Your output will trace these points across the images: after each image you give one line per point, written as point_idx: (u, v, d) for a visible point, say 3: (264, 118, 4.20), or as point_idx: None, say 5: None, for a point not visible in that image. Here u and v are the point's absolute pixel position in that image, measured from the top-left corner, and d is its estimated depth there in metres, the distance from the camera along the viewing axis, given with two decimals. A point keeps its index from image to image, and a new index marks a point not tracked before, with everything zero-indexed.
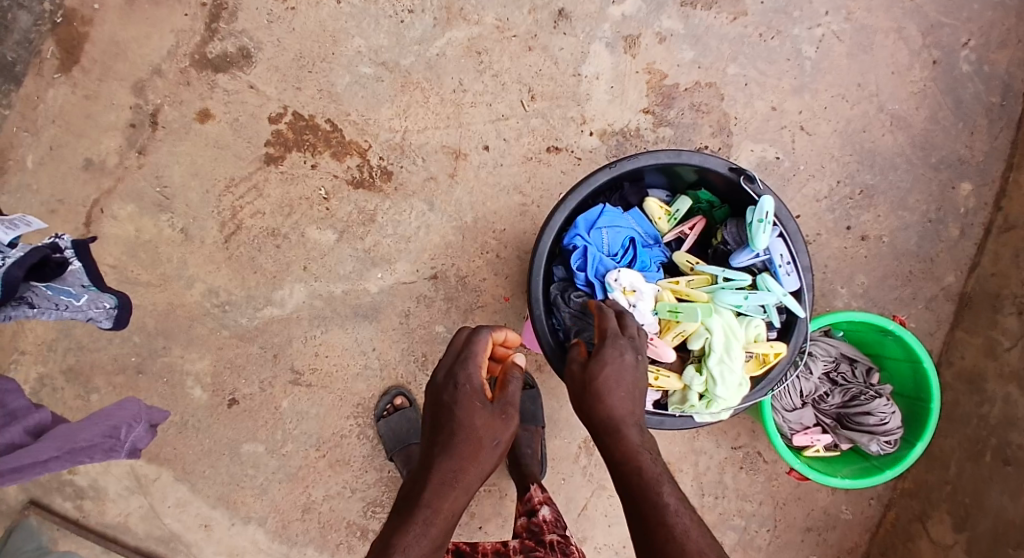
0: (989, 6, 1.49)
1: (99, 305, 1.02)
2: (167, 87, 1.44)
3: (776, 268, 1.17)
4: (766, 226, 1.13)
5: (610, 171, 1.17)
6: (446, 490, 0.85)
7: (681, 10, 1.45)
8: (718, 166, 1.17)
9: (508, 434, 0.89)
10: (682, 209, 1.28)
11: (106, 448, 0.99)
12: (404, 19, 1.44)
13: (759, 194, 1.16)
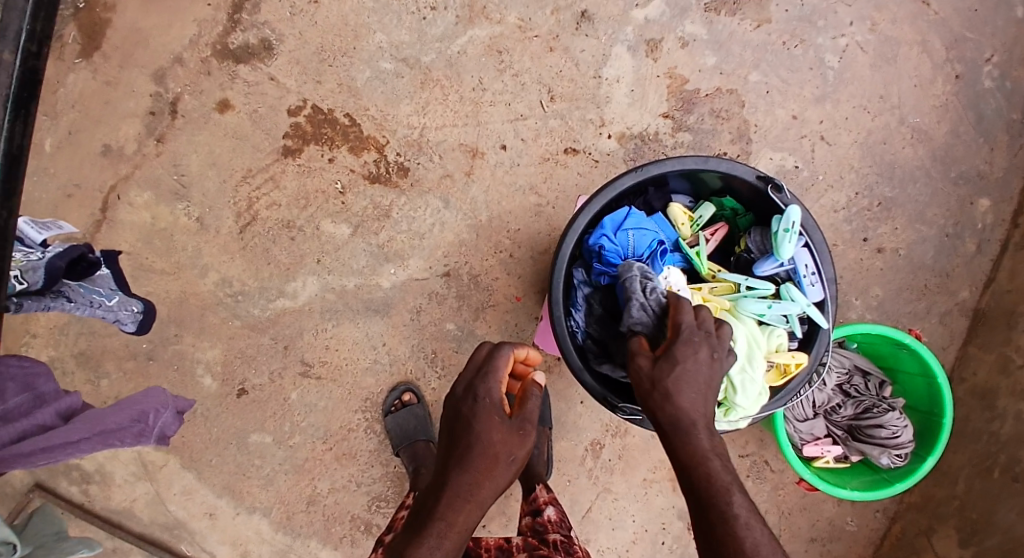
0: (1018, 20, 1.47)
1: (128, 308, 1.06)
2: (188, 77, 1.44)
3: (801, 278, 1.18)
4: (793, 236, 1.13)
5: (636, 176, 1.17)
6: (460, 503, 0.82)
7: (705, 16, 1.44)
8: (745, 174, 1.17)
9: (525, 451, 0.85)
10: (705, 215, 1.27)
11: (133, 435, 0.99)
12: (426, 16, 1.43)
13: (786, 204, 1.16)
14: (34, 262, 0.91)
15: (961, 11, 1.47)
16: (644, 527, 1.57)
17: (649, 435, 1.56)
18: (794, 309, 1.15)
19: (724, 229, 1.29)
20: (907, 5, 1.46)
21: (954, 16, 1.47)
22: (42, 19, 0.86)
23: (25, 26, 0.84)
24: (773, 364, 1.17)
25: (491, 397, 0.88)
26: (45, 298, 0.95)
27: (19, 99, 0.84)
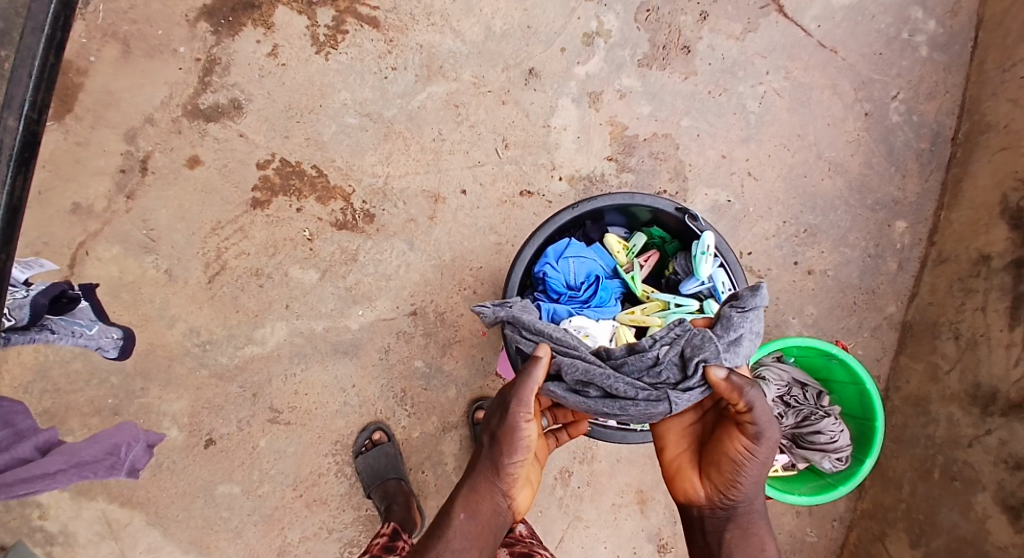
0: (918, 62, 1.68)
1: (108, 335, 1.29)
2: (159, 135, 1.50)
3: (720, 294, 1.31)
4: (708, 257, 1.28)
5: (574, 211, 1.30)
6: (459, 490, 1.04)
7: (639, 70, 1.61)
8: (666, 207, 1.31)
9: (501, 422, 1.03)
10: (638, 244, 1.40)
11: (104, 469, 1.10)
12: (388, 75, 1.56)
13: (702, 231, 1.31)
14: (21, 300, 1.12)
15: (866, 57, 1.68)
16: (615, 552, 1.62)
17: (615, 461, 1.62)
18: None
19: (655, 255, 1.41)
20: (816, 54, 1.67)
21: (860, 61, 1.67)
22: (43, 90, 0.90)
23: (29, 95, 0.88)
24: None
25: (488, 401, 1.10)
26: (32, 333, 1.16)
27: (23, 158, 0.88)
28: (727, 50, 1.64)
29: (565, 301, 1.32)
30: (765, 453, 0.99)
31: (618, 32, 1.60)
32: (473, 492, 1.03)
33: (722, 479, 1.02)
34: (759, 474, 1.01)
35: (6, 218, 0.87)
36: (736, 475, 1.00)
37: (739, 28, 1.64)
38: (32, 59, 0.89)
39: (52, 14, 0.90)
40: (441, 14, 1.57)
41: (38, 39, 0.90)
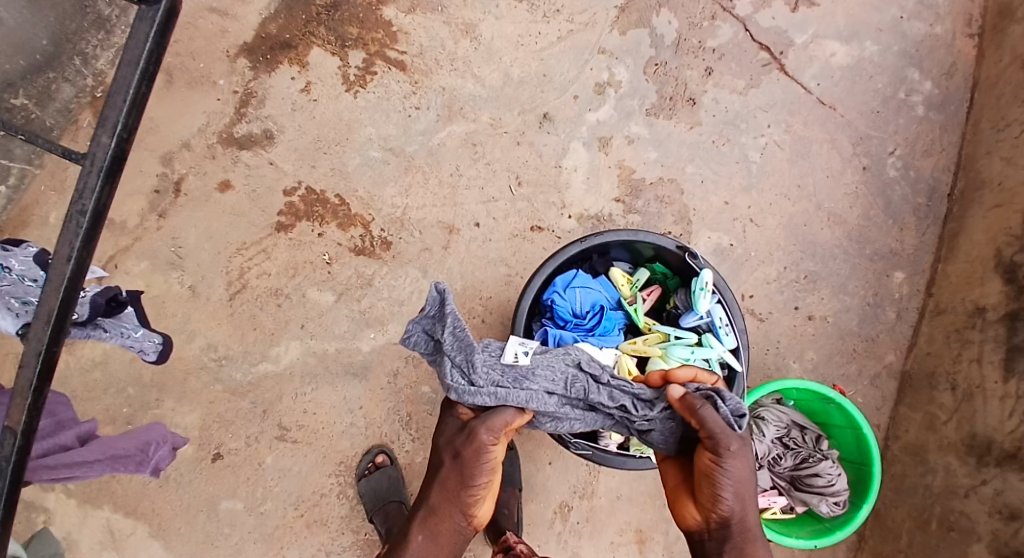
0: (914, 121, 1.77)
1: (150, 340, 1.31)
2: (194, 160, 1.60)
3: (718, 329, 1.35)
4: (706, 292, 1.34)
5: (581, 244, 1.36)
6: (419, 510, 1.05)
7: (647, 118, 1.71)
8: (668, 245, 1.37)
9: (461, 450, 1.03)
10: (642, 278, 1.46)
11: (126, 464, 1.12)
12: (411, 114, 1.66)
13: (701, 267, 1.36)
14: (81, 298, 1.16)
15: (864, 114, 1.77)
16: None
17: (615, 497, 1.63)
18: (713, 353, 1.33)
19: (657, 290, 1.46)
20: (816, 111, 1.76)
21: (859, 118, 1.77)
22: (133, 115, 0.99)
23: (121, 118, 0.98)
24: None
25: (453, 418, 1.08)
26: (87, 329, 1.20)
27: (111, 170, 0.98)
28: (731, 104, 1.74)
29: (570, 328, 1.37)
30: (728, 461, 0.97)
31: (628, 83, 1.71)
32: (432, 514, 1.03)
33: (704, 498, 1.00)
34: (738, 485, 0.98)
35: (91, 220, 0.97)
36: (713, 490, 0.98)
37: (742, 84, 1.75)
38: (126, 92, 0.97)
39: (148, 47, 0.99)
40: (464, 60, 1.69)
41: (132, 71, 0.98)
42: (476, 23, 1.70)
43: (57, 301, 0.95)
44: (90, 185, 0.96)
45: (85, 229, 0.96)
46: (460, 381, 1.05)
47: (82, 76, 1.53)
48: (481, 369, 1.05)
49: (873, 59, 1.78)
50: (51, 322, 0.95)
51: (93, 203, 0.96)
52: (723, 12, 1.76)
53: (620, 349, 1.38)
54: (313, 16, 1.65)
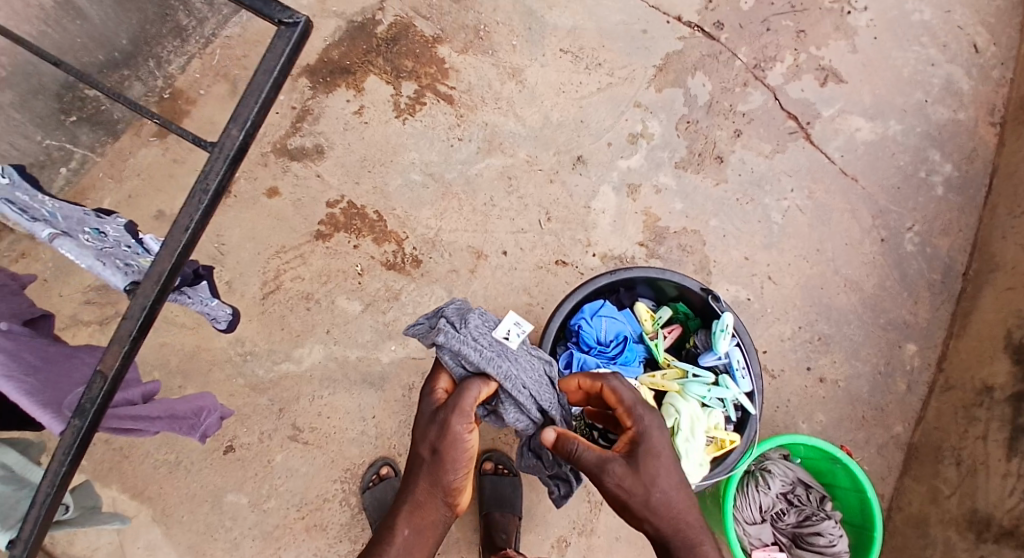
0: (933, 200, 1.85)
1: (222, 312, 1.22)
2: (247, 165, 1.70)
3: (734, 370, 1.40)
4: (726, 335, 1.38)
5: (611, 277, 1.43)
6: (403, 504, 1.00)
7: (675, 171, 1.81)
8: (692, 286, 1.44)
9: (436, 438, 0.99)
10: (664, 316, 1.51)
11: (180, 424, 1.12)
12: (454, 144, 1.76)
13: (722, 310, 1.42)
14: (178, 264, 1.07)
15: (885, 189, 1.85)
16: None
17: (613, 537, 1.64)
18: (729, 394, 1.36)
19: (677, 329, 1.51)
20: (838, 181, 1.84)
21: (880, 192, 1.85)
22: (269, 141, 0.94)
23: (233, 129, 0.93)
24: (712, 438, 1.35)
25: (429, 404, 1.05)
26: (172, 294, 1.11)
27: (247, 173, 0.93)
28: (757, 166, 1.83)
29: (594, 354, 1.43)
30: (615, 494, 0.95)
31: (660, 136, 1.82)
32: (416, 506, 0.99)
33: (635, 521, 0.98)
34: (643, 506, 0.94)
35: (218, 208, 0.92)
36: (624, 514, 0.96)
37: (769, 148, 1.84)
38: (260, 91, 0.77)
39: (283, 63, 0.77)
40: (508, 100, 1.80)
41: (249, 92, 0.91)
42: (522, 68, 1.83)
43: (170, 264, 0.76)
44: (213, 167, 0.76)
45: (208, 200, 0.76)
46: (449, 329, 1.09)
47: (153, 77, 1.65)
48: (473, 328, 1.09)
49: (896, 138, 1.87)
50: (161, 277, 0.76)
51: (215, 182, 0.76)
52: (755, 81, 1.87)
53: (639, 380, 1.42)
54: (373, 46, 1.78)
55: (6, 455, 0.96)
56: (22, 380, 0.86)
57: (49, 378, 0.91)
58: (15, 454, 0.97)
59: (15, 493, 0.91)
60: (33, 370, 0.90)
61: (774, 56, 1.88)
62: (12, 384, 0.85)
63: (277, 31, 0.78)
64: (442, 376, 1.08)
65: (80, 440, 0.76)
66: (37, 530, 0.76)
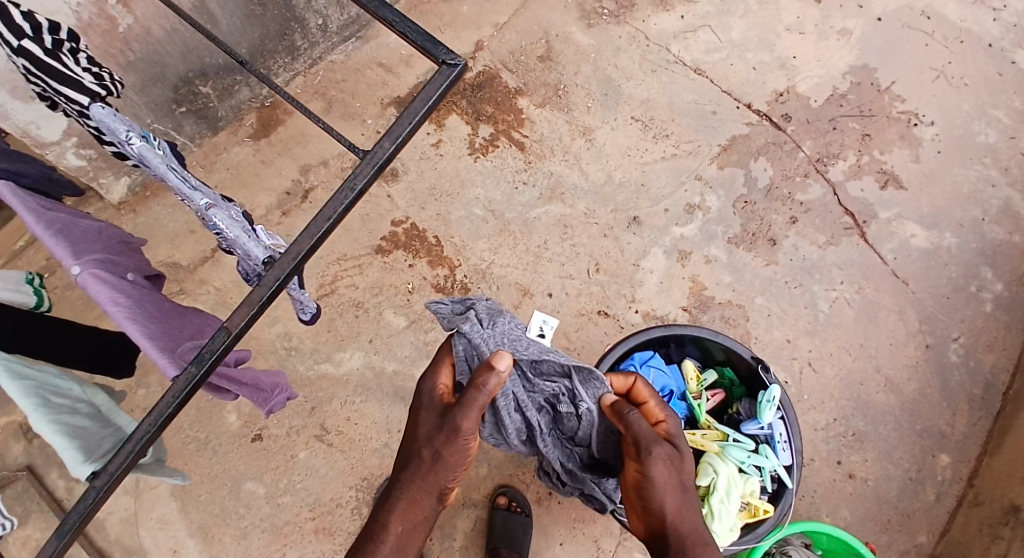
0: (982, 315, 1.85)
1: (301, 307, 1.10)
2: (327, 175, 1.82)
3: (775, 442, 1.41)
4: (772, 406, 1.38)
5: (666, 330, 1.45)
6: (395, 502, 0.97)
7: (727, 245, 1.86)
8: (743, 352, 1.44)
9: (442, 441, 0.95)
10: (709, 379, 1.51)
11: (259, 396, 1.10)
12: (518, 187, 1.86)
13: (770, 382, 1.41)
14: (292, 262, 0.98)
15: (935, 296, 1.86)
16: None
17: None
18: (766, 463, 1.38)
19: (720, 394, 1.52)
20: (888, 281, 1.86)
21: (928, 298, 1.86)
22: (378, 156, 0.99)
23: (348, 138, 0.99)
24: (746, 504, 1.36)
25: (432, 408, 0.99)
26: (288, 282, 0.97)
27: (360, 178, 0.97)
28: (809, 254, 1.87)
29: None
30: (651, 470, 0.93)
31: (716, 211, 1.89)
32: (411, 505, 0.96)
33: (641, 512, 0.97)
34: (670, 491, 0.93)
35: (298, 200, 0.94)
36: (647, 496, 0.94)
37: (823, 239, 1.88)
38: (413, 116, 0.83)
39: (438, 94, 0.83)
40: (575, 155, 1.90)
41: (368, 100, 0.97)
42: (594, 128, 1.93)
43: (310, 246, 0.78)
44: (362, 170, 0.81)
45: (352, 199, 0.80)
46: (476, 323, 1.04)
47: None
48: (501, 330, 1.05)
49: (950, 249, 1.89)
50: (299, 255, 0.78)
51: (362, 183, 0.80)
52: (815, 173, 1.93)
53: None
54: (460, 88, 1.92)
55: (97, 395, 0.95)
56: (145, 321, 0.85)
57: (167, 328, 0.90)
58: (103, 396, 0.97)
59: (102, 430, 0.90)
60: (156, 316, 0.89)
61: (837, 154, 1.95)
62: (135, 321, 0.84)
63: (438, 70, 0.84)
64: (443, 370, 1.02)
65: (191, 387, 0.76)
66: (121, 469, 0.75)
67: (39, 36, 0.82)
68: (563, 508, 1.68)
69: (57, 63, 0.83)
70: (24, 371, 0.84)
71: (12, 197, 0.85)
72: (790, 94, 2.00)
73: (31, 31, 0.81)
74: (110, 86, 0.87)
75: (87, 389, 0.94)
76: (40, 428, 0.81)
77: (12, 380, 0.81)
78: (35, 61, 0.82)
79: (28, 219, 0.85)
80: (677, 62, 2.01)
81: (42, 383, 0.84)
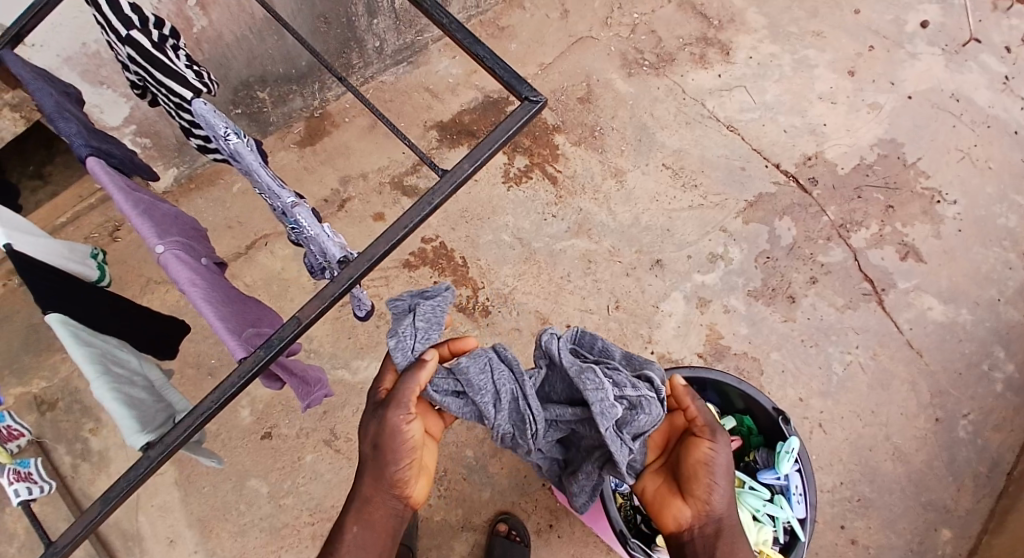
0: (992, 393, 1.86)
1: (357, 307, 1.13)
2: (365, 189, 1.88)
3: (790, 494, 1.37)
4: (790, 459, 1.34)
5: (689, 372, 1.43)
6: (352, 505, 1.02)
7: (747, 297, 1.89)
8: (764, 402, 1.40)
9: (377, 436, 0.98)
10: (727, 425, 1.47)
11: (305, 390, 1.04)
12: (547, 219, 1.92)
13: (789, 433, 1.38)
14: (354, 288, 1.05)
15: (947, 370, 1.87)
16: None
17: None
18: (781, 514, 1.34)
19: (738, 441, 1.48)
20: (902, 350, 1.88)
21: (941, 371, 1.87)
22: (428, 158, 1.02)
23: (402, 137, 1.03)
24: None
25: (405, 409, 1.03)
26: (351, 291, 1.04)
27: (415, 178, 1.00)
28: (827, 315, 1.90)
29: None
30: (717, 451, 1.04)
31: (738, 263, 1.93)
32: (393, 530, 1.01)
33: (699, 490, 1.03)
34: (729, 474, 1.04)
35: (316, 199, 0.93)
36: (710, 475, 1.02)
37: (841, 302, 1.91)
38: (492, 143, 0.86)
39: (516, 128, 0.87)
40: (606, 195, 1.96)
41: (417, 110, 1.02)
42: (626, 171, 1.99)
43: (383, 249, 0.82)
44: (440, 187, 0.84)
45: (427, 213, 0.84)
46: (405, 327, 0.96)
47: None
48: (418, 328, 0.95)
49: (965, 326, 1.92)
50: (374, 258, 0.82)
51: (439, 199, 0.84)
52: (838, 238, 1.97)
53: None
54: (500, 120, 1.99)
55: (151, 370, 1.00)
56: (217, 303, 0.88)
57: (237, 310, 0.94)
58: (157, 372, 1.01)
59: (155, 404, 0.94)
60: (228, 298, 0.93)
61: (861, 221, 1.99)
62: (209, 302, 0.87)
63: (519, 104, 0.87)
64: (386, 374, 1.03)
65: (256, 369, 0.80)
66: (177, 443, 0.79)
67: (146, 29, 0.87)
68: (562, 542, 1.67)
69: (162, 56, 0.88)
70: (90, 338, 0.87)
71: (103, 174, 0.87)
72: (818, 159, 2.06)
73: (138, 22, 0.87)
74: (205, 80, 0.93)
75: (143, 362, 0.98)
76: (100, 395, 0.84)
77: (79, 346, 0.84)
78: (142, 52, 0.87)
79: (116, 195, 0.87)
80: (712, 117, 2.08)
81: (105, 353, 0.88)
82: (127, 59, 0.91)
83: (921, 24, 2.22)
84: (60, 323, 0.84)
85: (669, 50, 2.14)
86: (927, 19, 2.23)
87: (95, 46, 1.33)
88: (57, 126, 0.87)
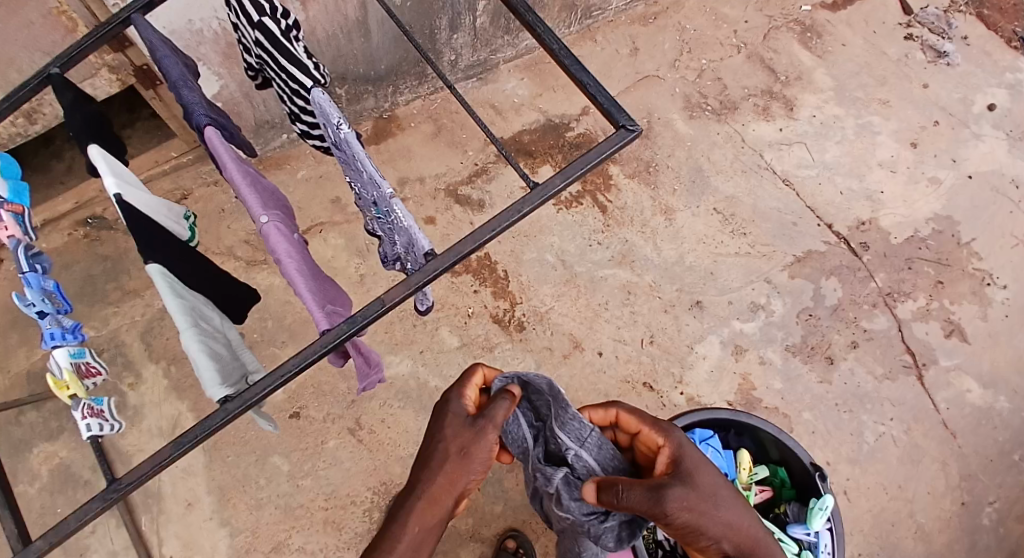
0: (1019, 483, 1.80)
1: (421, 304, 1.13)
2: (420, 192, 1.92)
3: (818, 551, 1.33)
4: (823, 515, 1.30)
5: (732, 415, 1.41)
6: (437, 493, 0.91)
7: (784, 351, 1.88)
8: (803, 456, 1.38)
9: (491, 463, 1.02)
10: (760, 474, 1.45)
11: (364, 370, 1.00)
12: (594, 245, 1.93)
13: (824, 491, 1.35)
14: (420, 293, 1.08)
15: (979, 454, 1.82)
16: None
17: None
18: None
19: (769, 491, 1.46)
20: (936, 428, 1.84)
21: (972, 454, 1.82)
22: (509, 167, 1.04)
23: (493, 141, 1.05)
24: None
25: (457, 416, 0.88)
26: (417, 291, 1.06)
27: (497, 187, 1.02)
28: (864, 382, 1.87)
29: None
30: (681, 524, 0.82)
31: (780, 315, 1.91)
32: (432, 502, 0.83)
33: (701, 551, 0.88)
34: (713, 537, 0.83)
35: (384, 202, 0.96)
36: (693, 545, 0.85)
37: (880, 371, 1.88)
38: (586, 162, 0.88)
39: (611, 150, 0.89)
40: (653, 230, 1.97)
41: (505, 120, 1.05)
42: (676, 210, 2.00)
43: (470, 247, 0.85)
44: (532, 198, 0.86)
45: (516, 219, 0.86)
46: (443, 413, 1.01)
47: None
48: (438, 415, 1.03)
49: (1002, 412, 1.87)
50: (458, 255, 0.84)
51: (528, 208, 0.86)
52: (884, 305, 1.95)
53: None
54: (559, 144, 2.02)
55: (231, 329, 1.01)
56: (308, 276, 0.90)
57: (323, 287, 0.97)
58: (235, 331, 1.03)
59: (234, 361, 0.96)
60: (316, 275, 0.95)
61: (908, 292, 1.97)
62: (302, 275, 0.88)
63: (616, 131, 0.89)
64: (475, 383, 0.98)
65: (339, 340, 0.83)
66: (256, 399, 0.82)
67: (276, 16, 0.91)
68: None
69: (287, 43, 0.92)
70: (184, 292, 0.89)
71: (219, 144, 0.88)
72: (871, 226, 2.04)
73: (270, 10, 0.90)
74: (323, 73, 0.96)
75: (225, 322, 1.00)
76: (188, 346, 0.86)
77: (174, 297, 0.86)
78: (269, 38, 0.91)
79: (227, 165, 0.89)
80: (768, 169, 2.09)
81: (195, 306, 0.91)
82: (253, 42, 0.95)
83: (988, 107, 2.21)
84: (160, 274, 0.86)
85: (733, 98, 2.16)
86: (994, 102, 2.22)
87: (199, 24, 1.39)
88: (182, 94, 0.90)
